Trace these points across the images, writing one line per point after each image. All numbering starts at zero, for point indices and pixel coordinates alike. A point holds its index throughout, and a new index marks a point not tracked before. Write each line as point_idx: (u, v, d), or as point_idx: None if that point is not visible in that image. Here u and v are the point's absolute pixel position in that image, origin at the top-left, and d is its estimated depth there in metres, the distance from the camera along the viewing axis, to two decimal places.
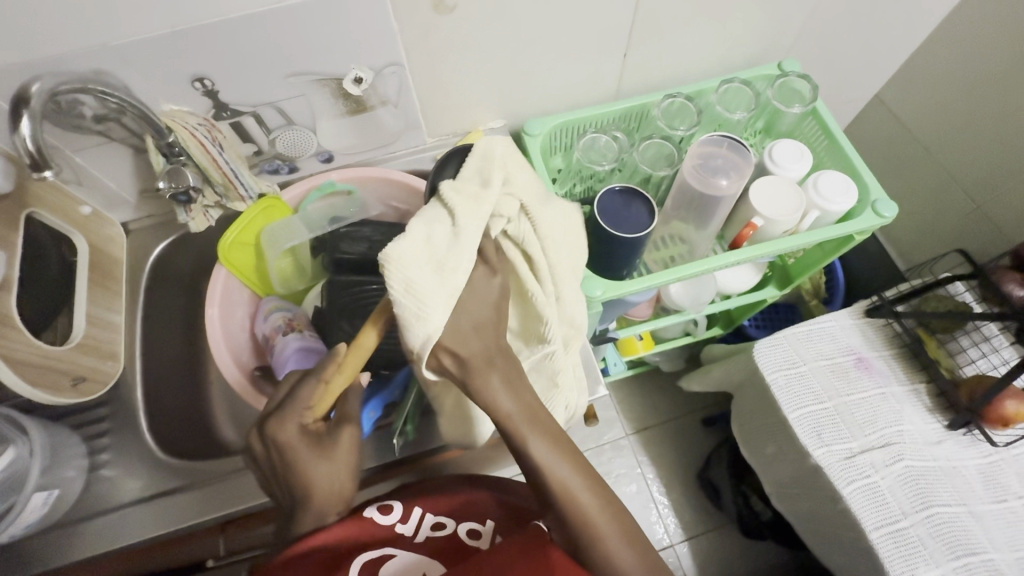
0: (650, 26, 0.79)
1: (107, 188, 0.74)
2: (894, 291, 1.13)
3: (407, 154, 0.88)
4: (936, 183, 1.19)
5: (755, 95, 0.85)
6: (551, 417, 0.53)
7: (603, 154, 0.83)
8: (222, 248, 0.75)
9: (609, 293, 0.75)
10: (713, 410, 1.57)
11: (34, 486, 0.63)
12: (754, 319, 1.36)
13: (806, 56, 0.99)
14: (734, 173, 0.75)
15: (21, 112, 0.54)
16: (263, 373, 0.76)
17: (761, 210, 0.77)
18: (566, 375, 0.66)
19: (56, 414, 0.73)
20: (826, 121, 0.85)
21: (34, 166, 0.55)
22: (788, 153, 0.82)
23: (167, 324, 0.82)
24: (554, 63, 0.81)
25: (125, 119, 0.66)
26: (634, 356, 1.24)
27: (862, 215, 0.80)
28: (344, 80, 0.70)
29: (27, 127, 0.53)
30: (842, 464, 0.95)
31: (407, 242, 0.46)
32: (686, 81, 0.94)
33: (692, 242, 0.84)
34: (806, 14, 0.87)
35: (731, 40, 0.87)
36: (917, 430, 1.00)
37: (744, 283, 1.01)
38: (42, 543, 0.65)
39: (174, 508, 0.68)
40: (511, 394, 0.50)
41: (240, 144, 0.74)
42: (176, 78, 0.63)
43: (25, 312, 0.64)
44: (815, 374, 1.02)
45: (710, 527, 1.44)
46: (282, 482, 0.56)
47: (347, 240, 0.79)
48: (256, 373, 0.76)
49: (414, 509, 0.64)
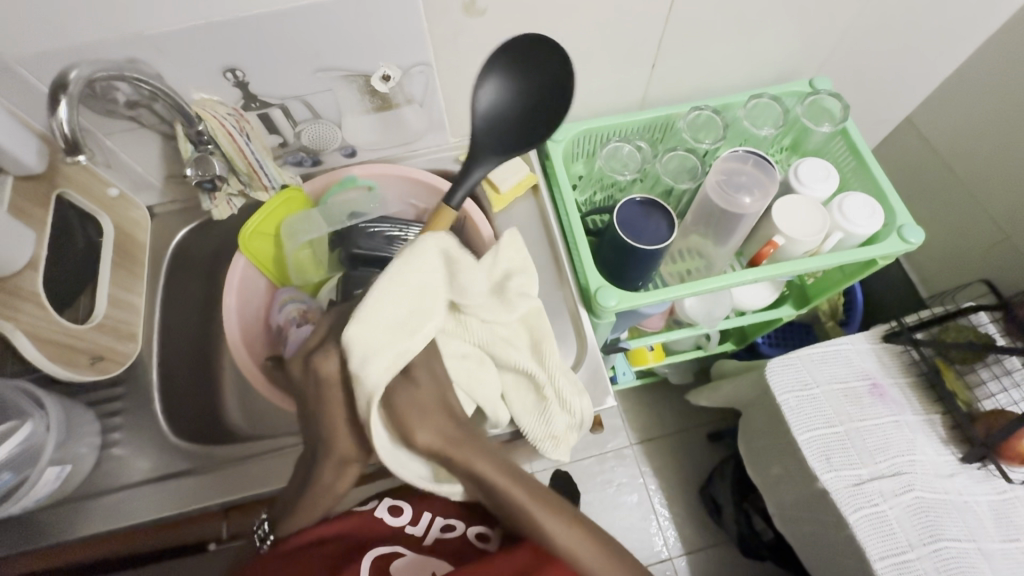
0: (679, 37, 0.78)
1: (134, 171, 0.76)
2: (914, 317, 1.11)
3: (430, 153, 0.88)
4: (965, 210, 1.17)
5: (783, 111, 0.83)
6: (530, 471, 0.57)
7: (624, 163, 0.82)
8: (243, 237, 0.76)
9: (623, 304, 0.75)
10: (721, 426, 1.55)
11: (49, 460, 0.64)
12: (767, 336, 1.34)
13: (838, 74, 0.97)
14: (757, 192, 0.74)
15: (59, 97, 0.54)
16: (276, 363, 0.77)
17: (784, 229, 0.76)
18: (567, 386, 0.64)
19: (73, 390, 0.74)
20: (855, 142, 0.83)
21: (68, 150, 0.55)
22: (813, 172, 0.81)
23: (185, 307, 0.83)
24: (580, 71, 0.80)
25: (156, 106, 0.67)
26: (643, 366, 1.23)
27: (887, 240, 0.78)
28: (372, 77, 0.71)
29: (64, 111, 0.54)
30: (849, 491, 0.93)
31: (363, 315, 0.52)
32: (714, 93, 0.93)
33: (710, 257, 0.83)
34: (839, 32, 0.85)
35: (761, 55, 0.86)
36: (929, 461, 0.98)
37: (761, 300, 1.00)
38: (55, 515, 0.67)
39: (191, 490, 0.69)
40: (490, 457, 0.55)
41: (266, 135, 0.76)
42: (208, 69, 0.64)
43: (51, 290, 0.66)
44: (828, 397, 1.01)
45: (709, 544, 1.42)
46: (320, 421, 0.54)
47: (364, 236, 0.80)
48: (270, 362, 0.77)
49: (425, 512, 0.67)
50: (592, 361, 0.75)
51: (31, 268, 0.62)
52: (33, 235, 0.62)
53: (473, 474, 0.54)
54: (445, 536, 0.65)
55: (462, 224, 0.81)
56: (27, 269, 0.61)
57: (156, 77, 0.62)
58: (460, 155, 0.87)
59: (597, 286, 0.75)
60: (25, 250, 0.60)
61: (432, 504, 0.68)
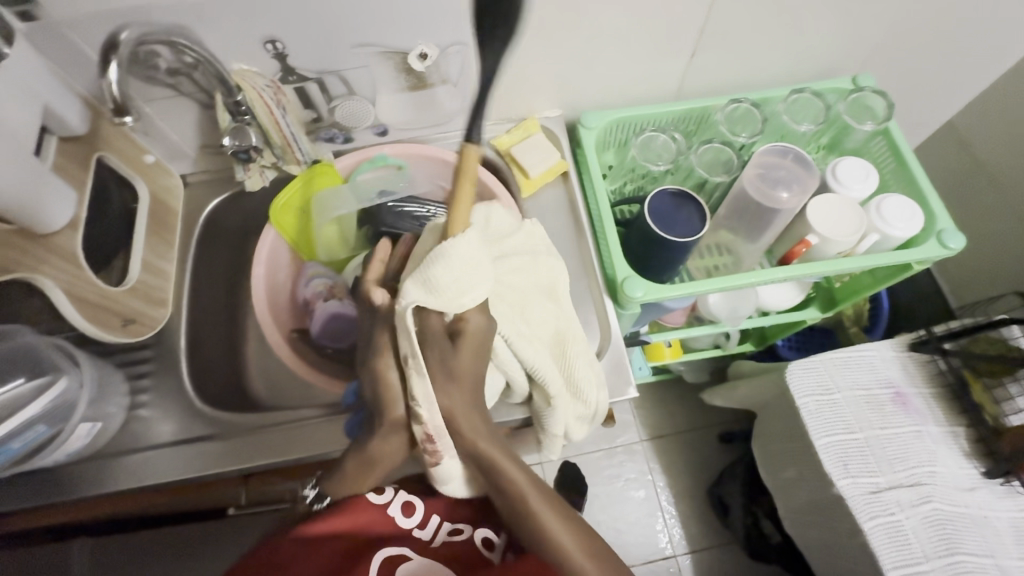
0: (722, 27, 0.76)
1: (171, 139, 0.77)
2: (943, 326, 1.08)
3: (460, 135, 0.87)
4: (1004, 220, 1.13)
5: (824, 107, 0.81)
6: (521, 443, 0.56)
7: (658, 153, 0.81)
8: (274, 209, 0.78)
9: (650, 295, 0.74)
10: (733, 427, 1.54)
11: (81, 417, 0.66)
12: (788, 339, 1.32)
13: (882, 73, 0.94)
14: (795, 186, 0.73)
15: (109, 58, 0.55)
16: (300, 336, 0.78)
17: (818, 227, 0.74)
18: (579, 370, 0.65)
19: (104, 351, 0.76)
20: (898, 142, 0.81)
21: (115, 111, 0.57)
22: (852, 172, 0.79)
23: (212, 276, 0.85)
24: (618, 57, 0.79)
25: (197, 74, 0.67)
26: (660, 362, 1.23)
27: (925, 245, 0.76)
28: (410, 55, 0.70)
29: (114, 74, 0.55)
30: (866, 498, 0.92)
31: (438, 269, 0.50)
32: (751, 87, 0.91)
33: (739, 254, 0.82)
34: (888, 29, 0.83)
35: (804, 49, 0.84)
36: (950, 474, 0.96)
37: (786, 300, 0.99)
38: (85, 470, 0.69)
39: (207, 458, 0.70)
40: (487, 426, 0.54)
41: (301, 110, 0.76)
42: (250, 39, 0.65)
43: (88, 251, 0.67)
44: (849, 403, 0.99)
45: (715, 544, 1.42)
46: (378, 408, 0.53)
47: (392, 215, 0.79)
48: (295, 335, 0.78)
49: (433, 515, 0.67)
50: (614, 350, 0.74)
51: (71, 228, 0.63)
52: (75, 196, 0.63)
53: (472, 448, 0.53)
54: (452, 539, 0.65)
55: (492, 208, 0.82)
56: (68, 230, 0.62)
57: (202, 46, 0.62)
58: (491, 139, 0.86)
59: (624, 276, 0.74)
60: (66, 211, 0.61)
61: (440, 507, 0.68)
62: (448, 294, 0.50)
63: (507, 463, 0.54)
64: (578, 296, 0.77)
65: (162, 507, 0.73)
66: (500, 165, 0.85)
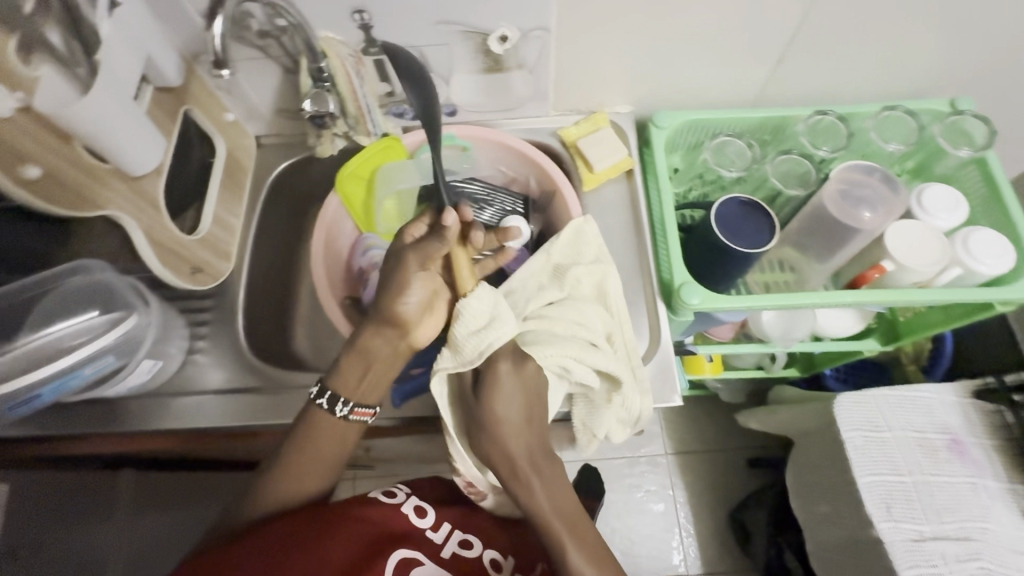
0: (815, 35, 0.73)
1: (251, 100, 0.79)
2: (1014, 377, 1.01)
3: (527, 122, 0.87)
4: None
5: (917, 128, 0.77)
6: (549, 456, 0.57)
7: (732, 159, 0.78)
8: (341, 178, 0.79)
9: (705, 304, 0.72)
10: (764, 453, 1.48)
11: (145, 354, 0.70)
12: (836, 369, 1.26)
13: (982, 99, 0.88)
14: (878, 207, 0.71)
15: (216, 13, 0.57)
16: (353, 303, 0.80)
17: (896, 254, 0.70)
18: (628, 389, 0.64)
19: (167, 296, 0.80)
20: (996, 174, 0.75)
21: (216, 64, 0.59)
22: (940, 200, 0.74)
23: (273, 237, 0.87)
24: (699, 58, 0.77)
25: (285, 38, 0.69)
26: (698, 376, 1.18)
27: (1015, 285, 0.71)
28: (490, 36, 0.71)
29: (219, 28, 0.57)
30: (907, 546, 0.87)
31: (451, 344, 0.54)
32: (835, 102, 0.86)
33: (804, 272, 0.78)
34: (998, 52, 0.77)
35: (900, 66, 0.79)
36: (1004, 534, 0.90)
37: (846, 329, 0.94)
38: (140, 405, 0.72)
39: (254, 406, 0.73)
40: (517, 433, 0.54)
41: (377, 83, 0.76)
42: (339, 7, 0.66)
43: (167, 198, 0.70)
44: (899, 444, 0.94)
45: (731, 569, 1.37)
46: (382, 305, 0.56)
47: (453, 195, 0.81)
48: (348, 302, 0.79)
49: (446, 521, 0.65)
50: (662, 355, 0.72)
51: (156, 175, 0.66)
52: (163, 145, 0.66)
53: (498, 452, 0.54)
54: (461, 552, 0.63)
55: (551, 198, 0.81)
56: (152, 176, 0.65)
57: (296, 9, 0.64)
58: (557, 130, 0.85)
59: (681, 280, 0.72)
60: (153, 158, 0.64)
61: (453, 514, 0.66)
62: (471, 354, 0.53)
63: (532, 478, 0.54)
64: (630, 297, 0.75)
65: (205, 446, 0.77)
66: (562, 156, 0.85)
